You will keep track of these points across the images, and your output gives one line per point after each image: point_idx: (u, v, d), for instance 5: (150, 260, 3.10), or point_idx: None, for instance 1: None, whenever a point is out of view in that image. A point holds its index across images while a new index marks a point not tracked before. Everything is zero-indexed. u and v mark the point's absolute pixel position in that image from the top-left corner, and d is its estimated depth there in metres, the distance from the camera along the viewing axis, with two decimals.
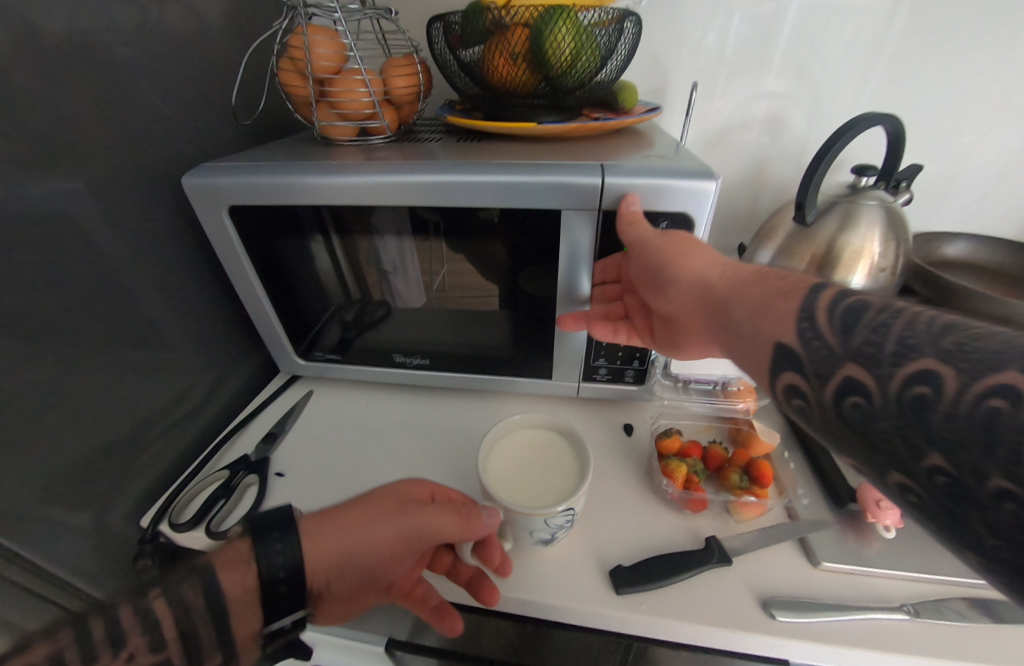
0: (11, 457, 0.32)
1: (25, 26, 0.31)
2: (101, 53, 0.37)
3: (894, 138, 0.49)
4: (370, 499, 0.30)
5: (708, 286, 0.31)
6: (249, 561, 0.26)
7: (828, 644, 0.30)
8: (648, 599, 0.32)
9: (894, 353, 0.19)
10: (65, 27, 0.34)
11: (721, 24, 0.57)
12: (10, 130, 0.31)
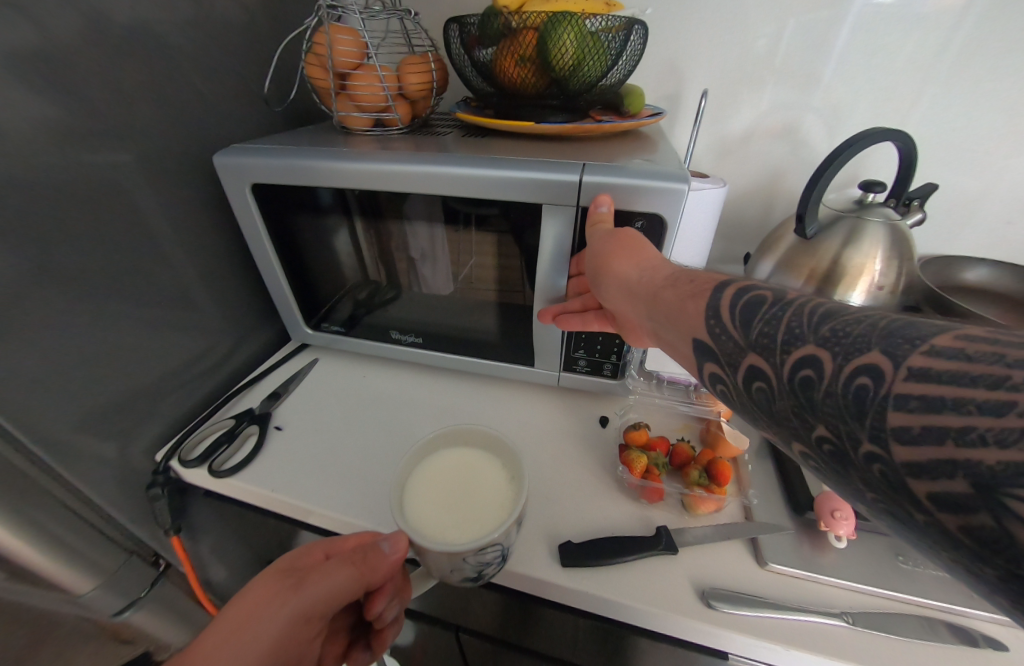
0: (55, 384, 0.38)
1: (94, 20, 0.37)
2: (154, 42, 0.42)
3: (906, 155, 0.48)
4: (240, 606, 0.26)
5: (649, 280, 0.31)
6: None
7: (760, 638, 0.30)
8: (592, 575, 0.34)
9: (784, 341, 0.21)
10: (127, 20, 0.39)
11: (773, 32, 0.57)
12: (75, 108, 0.36)
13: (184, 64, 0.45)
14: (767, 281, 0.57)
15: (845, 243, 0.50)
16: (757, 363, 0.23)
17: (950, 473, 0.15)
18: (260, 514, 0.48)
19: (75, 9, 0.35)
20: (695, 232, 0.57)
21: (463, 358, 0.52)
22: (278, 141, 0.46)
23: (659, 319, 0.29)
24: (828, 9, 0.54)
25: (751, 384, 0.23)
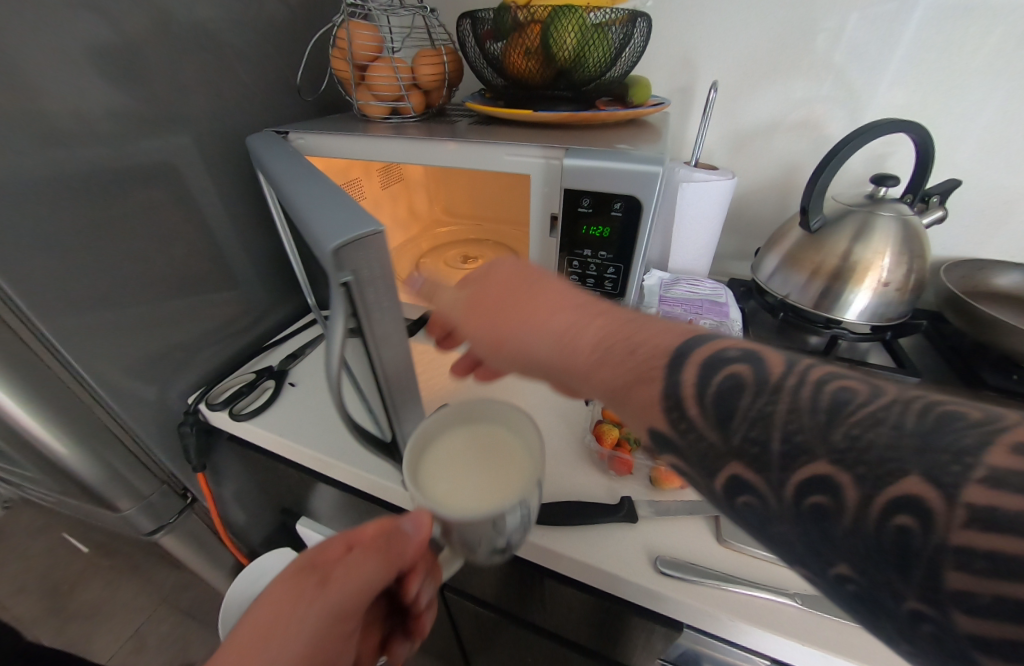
0: (111, 328, 0.44)
1: (160, 18, 0.43)
2: (208, 36, 0.47)
3: (923, 149, 0.47)
4: (265, 607, 0.27)
5: (556, 336, 0.26)
6: None
7: (705, 606, 0.31)
8: (553, 533, 0.36)
9: (784, 452, 0.18)
10: (187, 18, 0.45)
11: (837, 24, 0.54)
12: (141, 91, 0.43)
13: (232, 56, 0.50)
14: (772, 276, 0.57)
15: (853, 238, 0.48)
16: (742, 475, 0.20)
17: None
18: (272, 461, 0.53)
19: (145, 9, 0.41)
20: (699, 224, 0.58)
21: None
22: (302, 126, 0.51)
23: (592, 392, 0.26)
24: (858, 0, 0.53)
25: (734, 497, 0.21)
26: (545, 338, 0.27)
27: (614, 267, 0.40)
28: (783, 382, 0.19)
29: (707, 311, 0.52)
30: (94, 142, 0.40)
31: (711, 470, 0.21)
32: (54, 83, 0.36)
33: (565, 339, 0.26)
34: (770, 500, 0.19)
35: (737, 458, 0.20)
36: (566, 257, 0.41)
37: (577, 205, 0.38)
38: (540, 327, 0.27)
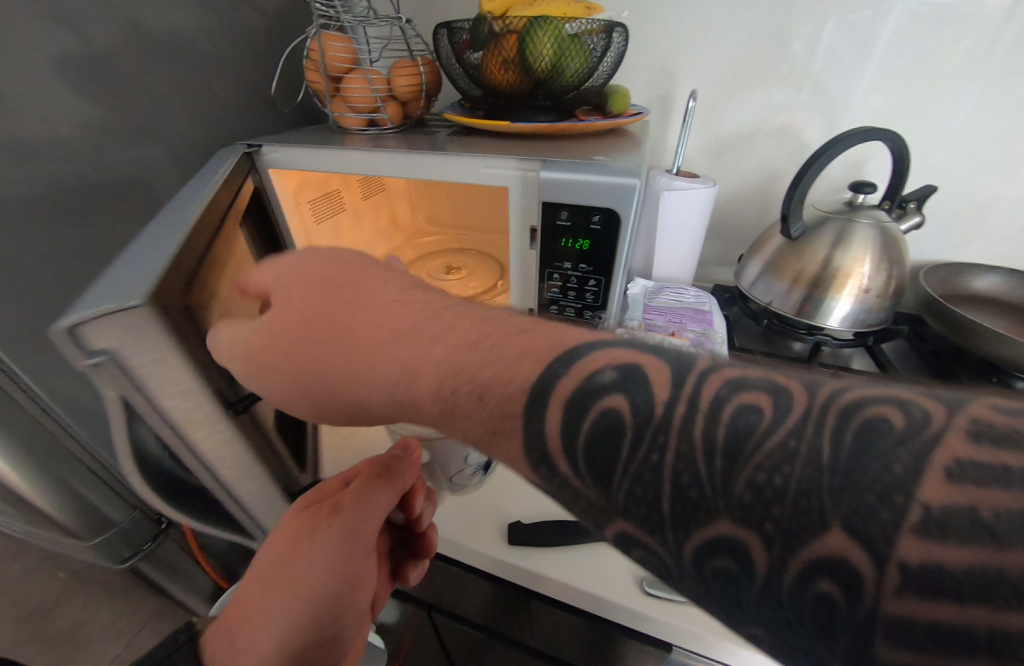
0: None
1: (126, 29, 0.41)
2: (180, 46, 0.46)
3: (899, 156, 0.47)
4: (279, 541, 0.31)
5: (356, 347, 0.24)
6: None
7: (693, 629, 0.31)
8: (538, 555, 0.35)
9: (695, 503, 0.17)
10: (155, 29, 0.44)
11: (814, 32, 0.55)
12: (107, 105, 0.41)
13: (205, 66, 0.49)
14: (754, 283, 0.57)
15: (832, 246, 0.49)
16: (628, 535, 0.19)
17: None
18: None
19: (110, 20, 0.40)
20: (682, 232, 0.57)
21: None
22: (276, 139, 0.50)
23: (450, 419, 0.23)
24: (833, 9, 0.53)
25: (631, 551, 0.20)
26: (339, 344, 0.24)
27: (594, 280, 0.40)
28: (668, 416, 0.18)
29: (691, 320, 0.52)
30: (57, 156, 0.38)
31: (604, 519, 0.20)
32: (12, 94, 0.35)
33: (405, 372, 0.23)
34: (668, 558, 0.18)
35: (629, 519, 0.19)
36: (546, 270, 0.41)
37: (556, 219, 0.37)
38: (339, 343, 0.24)
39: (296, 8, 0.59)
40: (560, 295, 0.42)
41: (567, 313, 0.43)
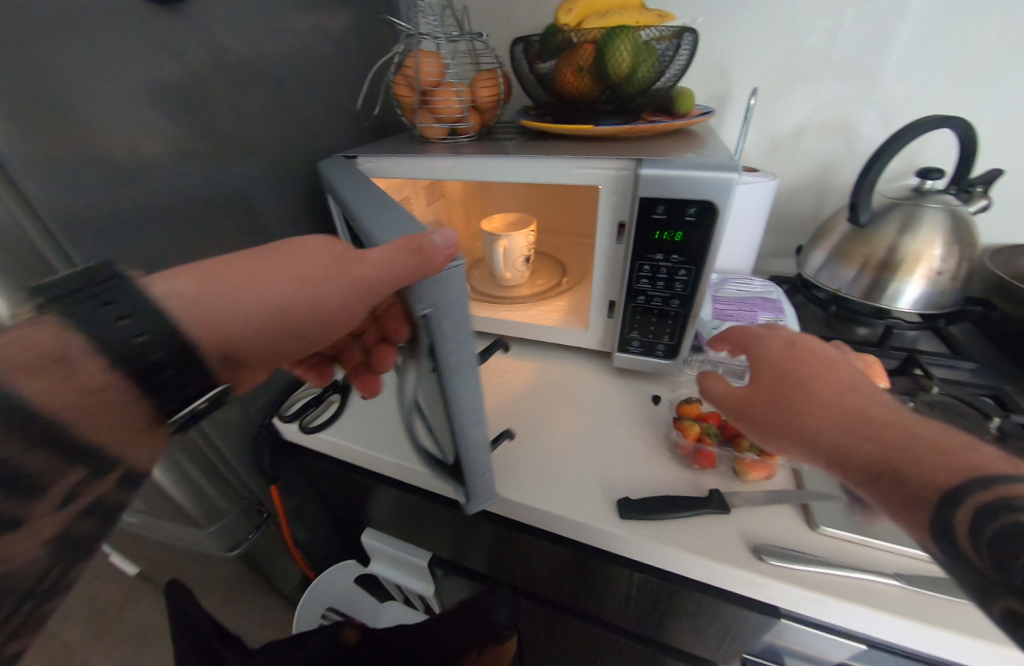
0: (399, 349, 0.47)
1: (228, 51, 0.47)
2: (265, 68, 0.51)
3: (965, 143, 0.49)
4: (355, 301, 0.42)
5: (829, 417, 0.30)
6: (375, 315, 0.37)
7: (811, 590, 0.33)
8: (648, 526, 0.37)
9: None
10: (252, 52, 0.49)
11: (831, 24, 0.58)
12: (214, 121, 0.47)
13: (286, 87, 0.54)
14: (820, 271, 0.59)
15: (900, 231, 0.50)
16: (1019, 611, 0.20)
17: None
18: (345, 472, 0.54)
19: (213, 45, 0.45)
20: (745, 224, 0.59)
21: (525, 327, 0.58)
22: (368, 151, 0.53)
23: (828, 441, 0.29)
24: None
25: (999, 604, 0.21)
26: (768, 405, 0.33)
27: (685, 270, 0.42)
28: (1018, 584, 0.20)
29: (762, 307, 0.53)
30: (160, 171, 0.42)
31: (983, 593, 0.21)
32: (121, 116, 0.38)
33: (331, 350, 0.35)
34: None
35: None
36: (637, 262, 0.43)
37: (651, 213, 0.40)
38: (819, 409, 0.30)
39: (364, 31, 0.65)
40: (649, 285, 0.44)
41: (654, 302, 0.45)
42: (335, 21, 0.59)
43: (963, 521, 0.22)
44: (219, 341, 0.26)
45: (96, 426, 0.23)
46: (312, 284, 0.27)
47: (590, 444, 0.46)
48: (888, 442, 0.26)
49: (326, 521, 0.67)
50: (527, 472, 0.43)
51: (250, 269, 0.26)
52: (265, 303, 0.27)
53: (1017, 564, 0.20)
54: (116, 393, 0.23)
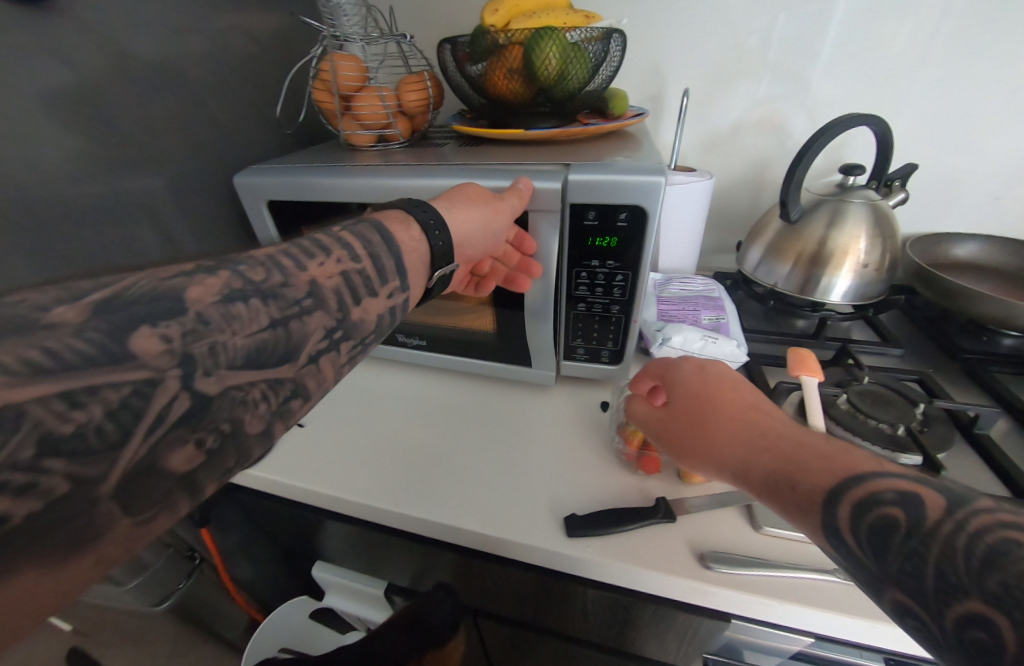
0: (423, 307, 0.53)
1: (119, 54, 0.42)
2: (171, 73, 0.47)
3: (882, 139, 0.51)
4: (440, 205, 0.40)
5: (765, 440, 0.29)
6: (406, 219, 0.35)
7: (756, 595, 0.32)
8: (596, 543, 0.36)
9: (941, 587, 0.20)
10: (151, 54, 0.45)
11: (767, 25, 0.60)
12: (107, 131, 0.42)
13: (197, 92, 0.50)
14: (757, 267, 0.60)
15: (829, 225, 0.52)
16: (905, 601, 0.22)
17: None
18: (285, 506, 0.50)
19: (101, 46, 0.40)
20: (685, 224, 0.60)
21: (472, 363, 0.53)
22: (290, 161, 0.50)
23: (777, 463, 0.27)
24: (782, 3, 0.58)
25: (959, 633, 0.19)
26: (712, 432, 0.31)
27: (621, 275, 0.41)
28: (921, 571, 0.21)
29: (704, 306, 0.53)
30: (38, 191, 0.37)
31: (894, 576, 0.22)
32: None
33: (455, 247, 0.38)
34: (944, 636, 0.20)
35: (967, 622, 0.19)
36: (574, 269, 0.42)
37: (583, 219, 0.39)
38: (760, 432, 0.29)
39: (283, 32, 0.61)
40: (588, 292, 0.43)
41: (595, 308, 0.44)
42: (248, 22, 0.55)
43: (847, 519, 0.24)
44: (459, 239, 0.36)
45: (415, 265, 0.34)
46: (500, 214, 0.38)
47: (538, 458, 0.44)
48: (787, 453, 0.28)
49: (272, 556, 0.62)
50: (472, 495, 0.41)
51: (462, 193, 0.39)
52: (481, 226, 0.37)
53: (897, 555, 0.22)
54: (423, 252, 0.35)
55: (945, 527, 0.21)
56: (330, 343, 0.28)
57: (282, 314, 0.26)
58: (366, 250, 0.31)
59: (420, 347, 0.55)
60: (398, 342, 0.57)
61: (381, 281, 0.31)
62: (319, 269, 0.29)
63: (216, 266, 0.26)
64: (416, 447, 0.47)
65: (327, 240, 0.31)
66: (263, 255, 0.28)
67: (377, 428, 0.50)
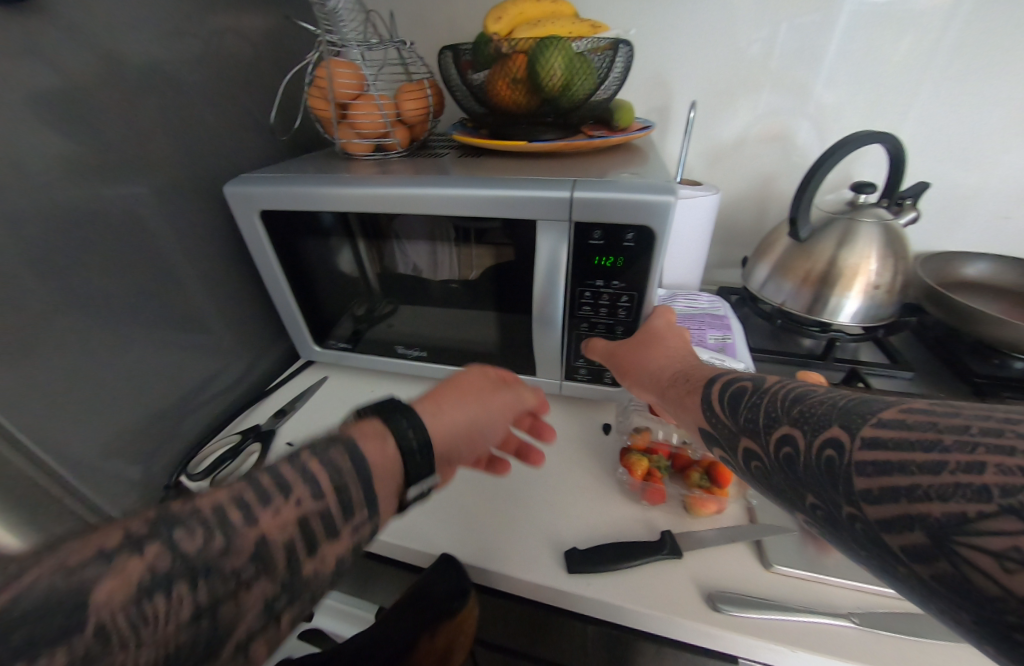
0: (427, 315, 0.52)
1: (106, 57, 0.40)
2: (158, 76, 0.45)
3: (894, 155, 0.49)
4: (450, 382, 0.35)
5: (676, 364, 0.38)
6: (385, 436, 0.27)
7: (769, 641, 0.30)
8: (598, 581, 0.34)
9: (767, 424, 0.27)
10: (139, 59, 0.43)
11: (769, 35, 0.58)
12: (94, 139, 0.40)
13: (186, 97, 0.47)
14: (765, 284, 0.58)
15: (839, 244, 0.50)
16: (750, 445, 0.28)
17: (910, 526, 0.19)
18: None
19: (86, 48, 0.38)
20: (690, 240, 0.59)
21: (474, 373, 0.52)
22: (284, 170, 0.48)
23: (679, 378, 0.37)
24: (784, 12, 0.57)
25: (789, 456, 0.25)
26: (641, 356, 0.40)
27: (627, 296, 0.40)
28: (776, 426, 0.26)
29: (709, 325, 0.52)
30: (27, 199, 0.35)
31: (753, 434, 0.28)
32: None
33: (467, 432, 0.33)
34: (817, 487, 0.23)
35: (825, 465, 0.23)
36: (577, 288, 0.41)
37: (588, 238, 0.38)
38: (674, 359, 0.39)
39: (279, 38, 0.59)
40: (592, 312, 0.42)
41: (598, 328, 0.43)
42: (243, 25, 0.53)
43: (716, 403, 0.32)
44: (441, 448, 0.31)
45: (388, 490, 0.26)
46: (487, 413, 0.35)
47: (536, 485, 0.43)
48: (691, 363, 0.38)
49: None
50: (465, 526, 0.39)
51: (446, 389, 0.34)
52: (466, 426, 0.33)
53: (745, 409, 0.29)
54: (400, 468, 0.27)
55: (777, 385, 0.29)
56: (267, 618, 0.22)
57: (207, 601, 0.20)
58: (334, 480, 0.24)
59: (420, 357, 0.54)
60: (396, 353, 0.55)
61: (346, 518, 0.24)
62: (271, 520, 0.22)
63: (144, 530, 0.20)
64: None
65: (288, 473, 0.24)
66: (207, 503, 0.21)
67: None
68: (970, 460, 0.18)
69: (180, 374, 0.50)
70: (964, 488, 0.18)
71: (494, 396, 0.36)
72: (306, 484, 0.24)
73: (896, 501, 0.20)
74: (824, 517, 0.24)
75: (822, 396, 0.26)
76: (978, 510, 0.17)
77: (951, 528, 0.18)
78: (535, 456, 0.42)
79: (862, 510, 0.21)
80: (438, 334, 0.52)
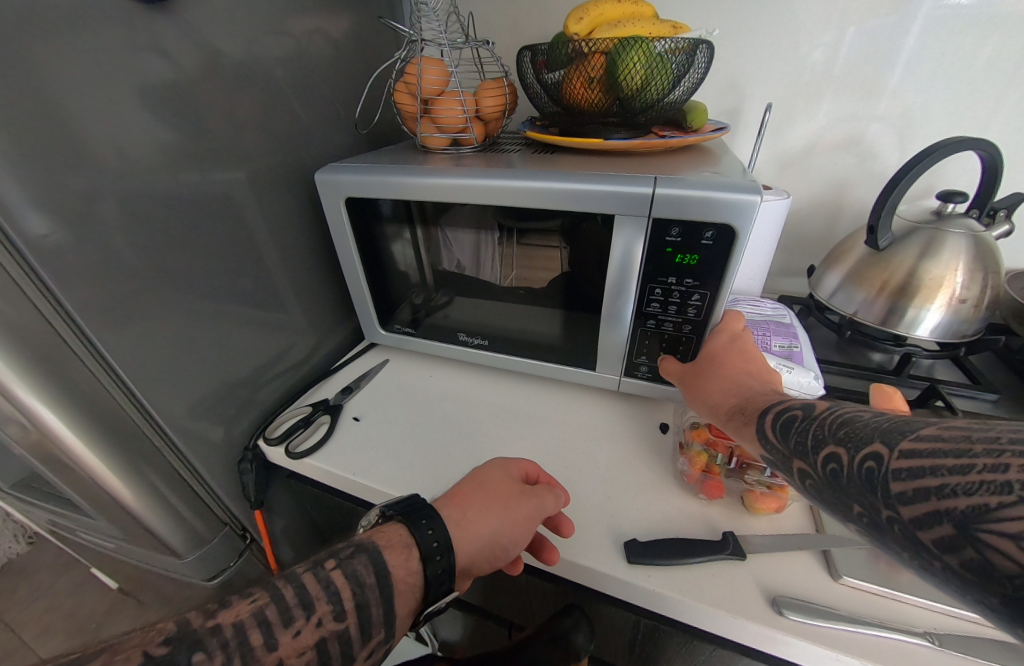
0: (486, 305, 0.54)
1: (212, 52, 0.43)
2: (258, 71, 0.48)
3: (989, 164, 0.47)
4: (477, 475, 0.37)
5: (742, 388, 0.38)
6: (410, 546, 0.30)
7: (837, 652, 0.30)
8: (656, 574, 0.34)
9: (814, 444, 0.27)
10: (242, 54, 0.46)
11: (834, 38, 0.57)
12: (201, 130, 0.43)
13: (282, 91, 0.51)
14: (834, 293, 0.57)
15: (921, 255, 0.48)
16: (802, 466, 0.28)
17: (938, 520, 0.20)
18: (335, 497, 0.52)
19: (197, 43, 0.41)
20: (756, 244, 0.58)
21: (534, 363, 0.54)
22: (368, 159, 0.51)
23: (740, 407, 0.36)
24: (854, 15, 0.55)
25: (830, 472, 0.26)
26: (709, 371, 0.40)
27: (698, 294, 0.41)
28: (821, 444, 0.27)
29: (774, 332, 0.50)
30: (151, 178, 0.39)
31: (796, 455, 0.28)
32: (101, 122, 0.35)
33: (490, 546, 0.33)
34: (861, 503, 0.24)
35: (864, 477, 0.24)
36: (648, 286, 0.42)
37: (664, 235, 0.39)
38: (735, 379, 0.39)
39: (363, 38, 0.63)
40: (660, 309, 0.43)
41: (665, 326, 0.44)
42: (333, 25, 0.57)
43: (768, 435, 0.31)
44: (463, 562, 0.32)
45: (405, 605, 0.29)
46: (519, 523, 0.34)
47: (592, 475, 0.44)
48: (752, 393, 0.37)
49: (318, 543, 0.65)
50: None
51: (474, 489, 0.36)
52: (491, 537, 0.33)
53: (795, 433, 0.29)
54: (420, 584, 0.30)
55: (826, 410, 0.29)
56: None
57: None
58: (355, 599, 0.28)
59: (481, 346, 0.56)
60: (458, 340, 0.57)
61: (363, 639, 0.28)
62: (290, 643, 0.25)
63: (166, 653, 0.23)
64: (471, 451, 0.47)
65: (313, 587, 0.27)
66: (229, 622, 0.25)
67: (429, 425, 0.51)
68: (1000, 462, 0.19)
69: (263, 347, 0.55)
70: (988, 483, 0.19)
71: (522, 500, 0.35)
72: (328, 602, 0.27)
73: (926, 499, 0.20)
74: (868, 525, 0.24)
75: (870, 420, 0.26)
76: (998, 500, 0.18)
77: (974, 518, 0.19)
78: (548, 553, 0.36)
79: (896, 510, 0.22)
80: (500, 323, 0.54)
